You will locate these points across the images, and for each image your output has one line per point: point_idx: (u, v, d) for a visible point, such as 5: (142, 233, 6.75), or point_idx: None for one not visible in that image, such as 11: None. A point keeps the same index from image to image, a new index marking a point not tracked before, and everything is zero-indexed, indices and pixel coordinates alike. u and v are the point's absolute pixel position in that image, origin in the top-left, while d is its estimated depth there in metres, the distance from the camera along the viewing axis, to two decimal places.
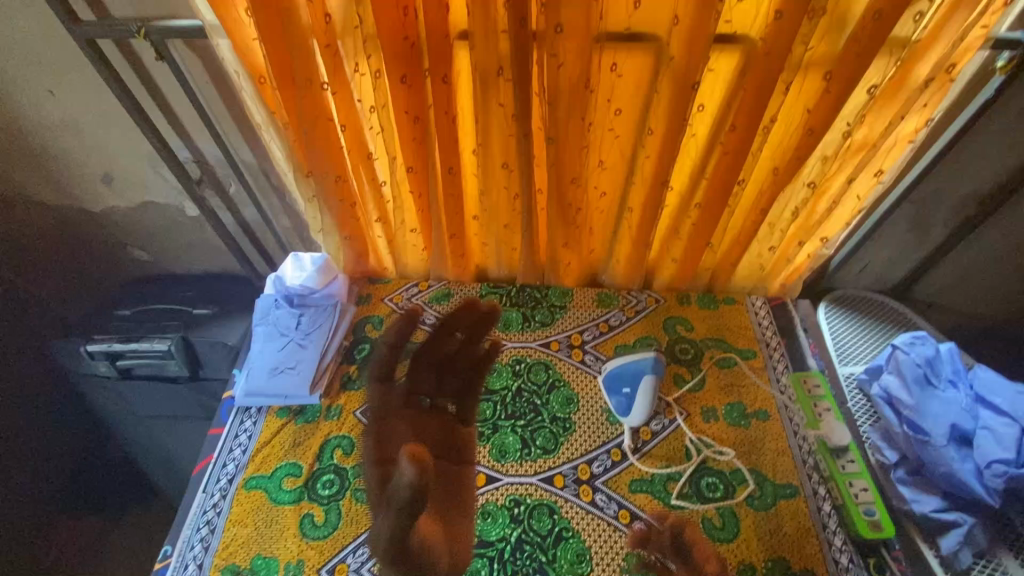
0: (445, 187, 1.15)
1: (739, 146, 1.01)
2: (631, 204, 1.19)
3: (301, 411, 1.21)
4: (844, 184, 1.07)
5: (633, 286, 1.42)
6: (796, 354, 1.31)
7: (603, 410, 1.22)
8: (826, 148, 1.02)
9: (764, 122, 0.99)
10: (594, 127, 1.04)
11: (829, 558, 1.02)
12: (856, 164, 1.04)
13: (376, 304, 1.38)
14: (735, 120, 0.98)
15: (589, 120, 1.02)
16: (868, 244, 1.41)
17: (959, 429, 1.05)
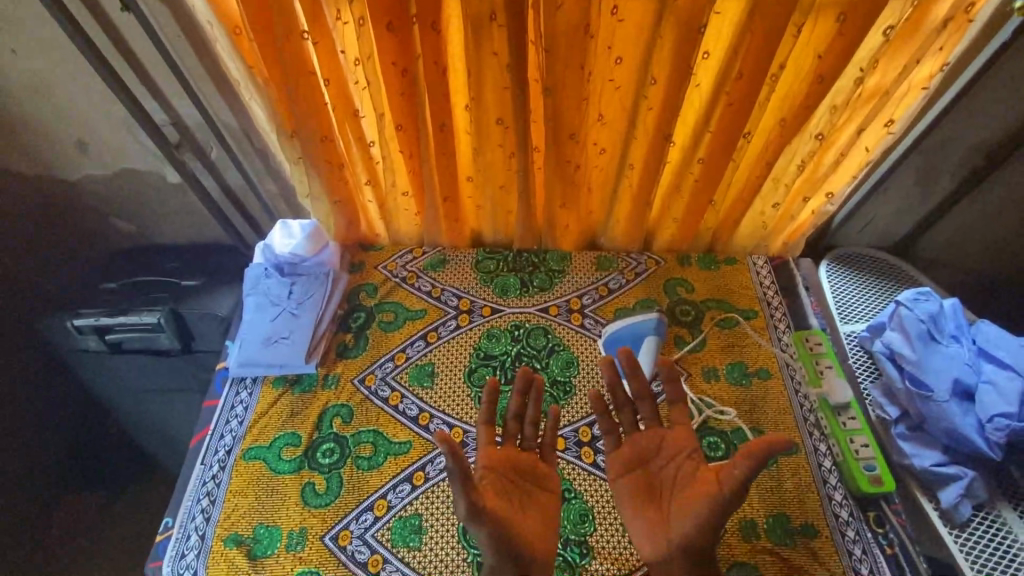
0: (437, 146, 1.10)
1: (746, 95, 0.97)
2: (631, 160, 1.15)
3: (297, 380, 1.19)
4: (853, 135, 1.03)
5: (633, 248, 1.39)
6: (797, 313, 1.30)
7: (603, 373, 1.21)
8: (837, 96, 0.97)
9: (772, 69, 0.94)
10: (594, 77, 0.98)
11: (829, 512, 1.03)
12: (866, 113, 1.00)
13: (369, 272, 1.35)
14: (742, 67, 0.93)
15: (588, 70, 0.96)
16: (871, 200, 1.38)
17: (962, 383, 1.05)
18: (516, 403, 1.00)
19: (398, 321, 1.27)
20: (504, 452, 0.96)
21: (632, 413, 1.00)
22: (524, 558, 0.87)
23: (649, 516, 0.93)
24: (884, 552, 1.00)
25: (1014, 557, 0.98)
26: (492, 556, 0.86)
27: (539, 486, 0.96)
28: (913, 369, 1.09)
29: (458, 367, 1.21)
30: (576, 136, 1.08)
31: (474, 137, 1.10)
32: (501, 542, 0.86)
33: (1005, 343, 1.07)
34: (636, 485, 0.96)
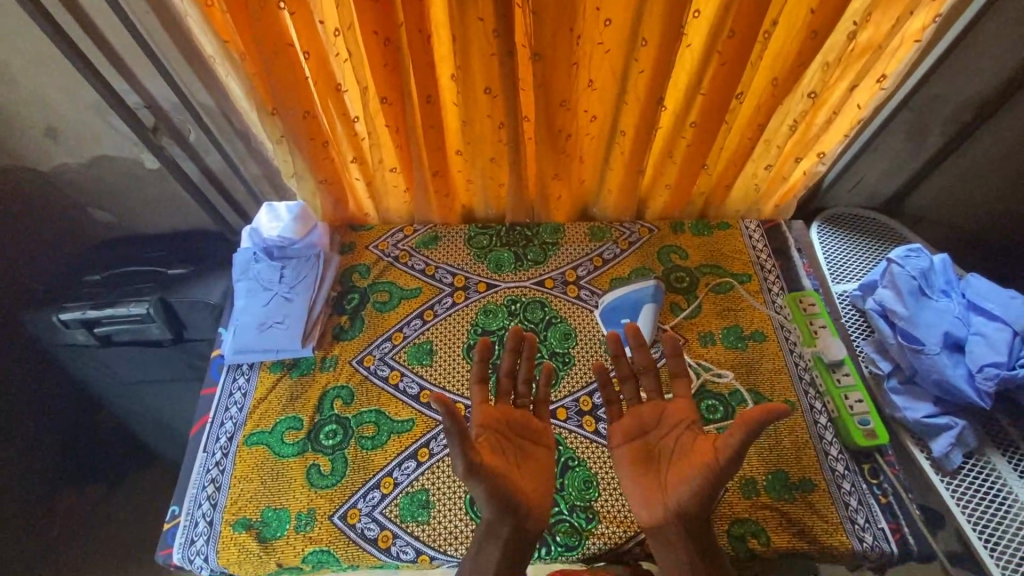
0: (424, 118, 1.07)
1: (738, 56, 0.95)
2: (623, 126, 1.13)
3: (295, 364, 1.18)
4: (845, 93, 1.02)
5: (625, 217, 1.39)
6: (790, 274, 1.31)
7: (601, 342, 1.22)
8: (830, 53, 0.96)
9: (765, 26, 0.92)
10: (584, 41, 0.96)
11: (826, 466, 1.06)
12: (858, 69, 0.99)
13: (361, 253, 1.33)
14: (734, 26, 0.91)
15: (577, 33, 0.93)
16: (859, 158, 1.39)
17: (952, 336, 1.08)
18: (509, 361, 1.00)
19: (393, 301, 1.26)
20: (499, 410, 0.97)
21: (634, 384, 1.01)
22: (521, 512, 0.88)
23: (646, 485, 0.93)
24: (879, 501, 1.03)
25: (1002, 499, 1.02)
26: (490, 510, 0.87)
27: (534, 440, 0.98)
28: (904, 324, 1.11)
29: (456, 343, 1.21)
30: (567, 104, 1.06)
31: (462, 108, 1.07)
32: (499, 497, 0.86)
33: (993, 296, 1.10)
34: (635, 454, 0.97)
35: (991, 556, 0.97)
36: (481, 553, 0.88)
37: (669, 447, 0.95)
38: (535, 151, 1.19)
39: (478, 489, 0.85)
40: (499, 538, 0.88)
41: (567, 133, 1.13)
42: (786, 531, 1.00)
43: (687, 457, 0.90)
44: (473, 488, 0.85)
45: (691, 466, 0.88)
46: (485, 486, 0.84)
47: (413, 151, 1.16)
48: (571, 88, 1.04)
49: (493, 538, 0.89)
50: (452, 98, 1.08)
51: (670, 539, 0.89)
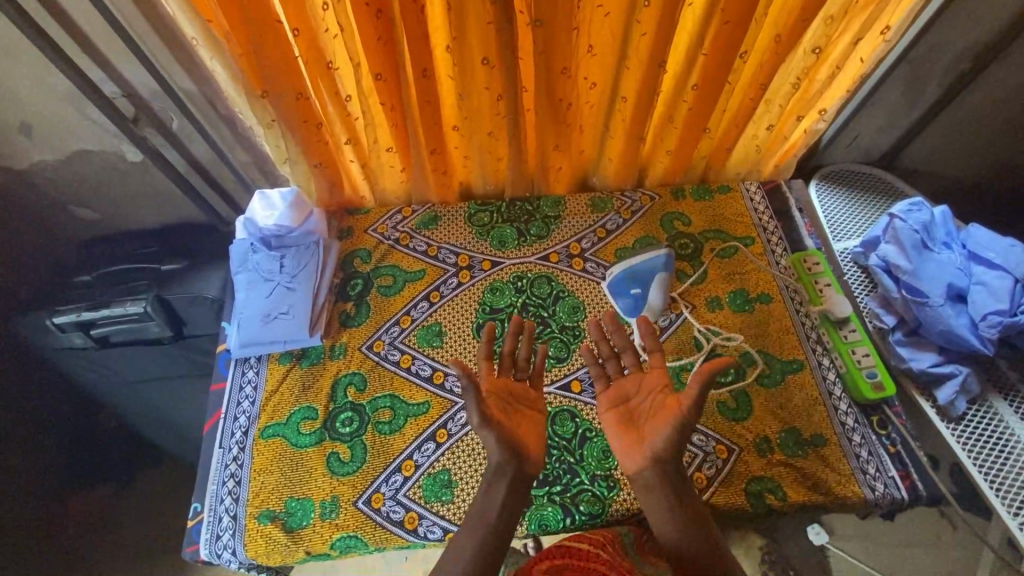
0: (420, 94, 1.03)
1: (743, 13, 0.92)
2: (623, 92, 1.11)
3: (304, 354, 1.16)
4: (848, 47, 1.01)
5: (626, 186, 1.38)
6: (792, 234, 1.32)
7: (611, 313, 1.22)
8: (834, 4, 0.93)
9: None
10: (585, 4, 0.92)
11: (836, 421, 1.08)
12: (862, 22, 0.97)
13: (360, 237, 1.30)
14: None
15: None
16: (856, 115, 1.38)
17: (955, 286, 1.09)
18: (512, 330, 1.03)
19: (398, 284, 1.24)
20: (502, 382, 0.98)
21: (616, 363, 1.03)
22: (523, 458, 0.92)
23: (627, 441, 0.94)
24: (889, 451, 1.06)
25: (1006, 441, 1.05)
26: (499, 456, 0.90)
27: (534, 405, 0.99)
28: (908, 278, 1.12)
29: (466, 323, 1.20)
30: (566, 71, 1.03)
31: (459, 81, 1.03)
32: (507, 442, 0.91)
33: (993, 245, 1.11)
34: (618, 419, 0.97)
35: (999, 496, 1.01)
36: (489, 494, 0.89)
37: (648, 405, 0.95)
38: (534, 120, 1.17)
39: (489, 436, 0.90)
40: (505, 476, 0.90)
41: (567, 102, 1.10)
42: (801, 486, 1.02)
43: (660, 407, 0.93)
44: (485, 436, 0.90)
45: (667, 413, 0.91)
46: (495, 434, 0.90)
47: (409, 129, 1.12)
48: (571, 55, 1.01)
49: (501, 480, 0.90)
50: (448, 72, 1.04)
51: (649, 484, 0.91)
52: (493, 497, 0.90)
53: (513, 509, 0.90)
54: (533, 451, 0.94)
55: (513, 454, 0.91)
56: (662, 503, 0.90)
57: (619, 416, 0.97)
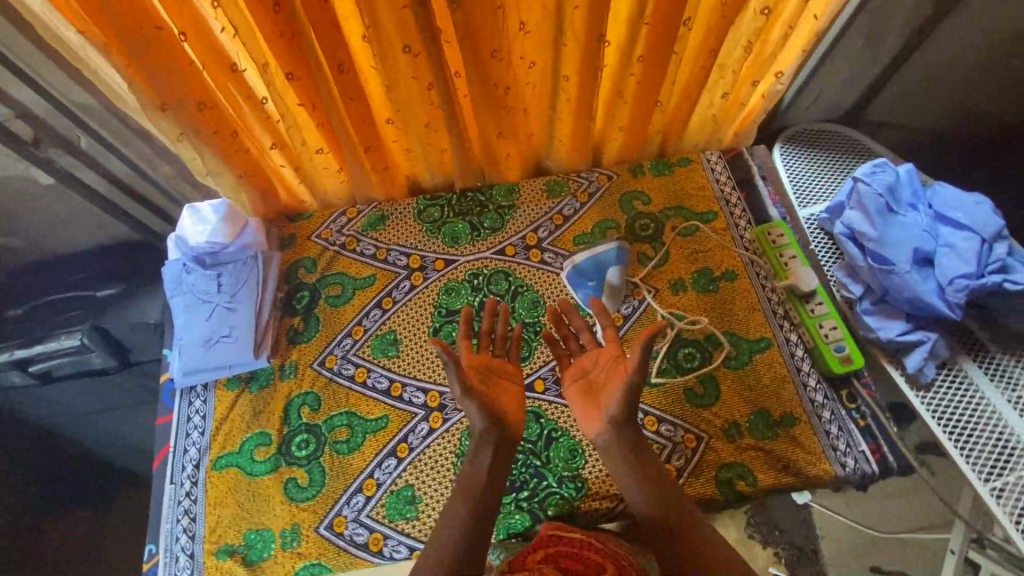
0: (341, 90, 0.95)
1: None
2: (564, 70, 1.03)
3: (252, 377, 1.11)
4: (800, 3, 0.93)
5: (581, 166, 1.31)
6: (755, 204, 1.26)
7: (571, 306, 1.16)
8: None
9: None
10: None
11: (805, 398, 1.06)
12: None
13: (303, 245, 1.23)
14: None
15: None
16: (817, 71, 1.31)
17: (922, 249, 1.05)
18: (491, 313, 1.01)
19: (347, 293, 1.18)
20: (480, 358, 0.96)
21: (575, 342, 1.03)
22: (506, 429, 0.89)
23: (586, 410, 0.95)
24: (858, 425, 1.04)
25: (980, 408, 1.03)
26: (480, 425, 0.87)
27: (514, 379, 0.97)
28: (873, 245, 1.07)
29: (421, 329, 1.14)
30: (498, 55, 0.94)
31: (382, 72, 0.94)
32: (489, 410, 0.88)
33: (959, 204, 1.07)
34: (578, 391, 0.97)
35: (967, 461, 0.99)
36: (476, 462, 0.87)
37: (603, 374, 0.96)
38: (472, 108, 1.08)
39: (470, 407, 0.86)
40: (489, 443, 0.87)
41: (504, 87, 1.02)
42: (771, 470, 1.00)
43: (615, 372, 0.94)
44: (467, 407, 0.86)
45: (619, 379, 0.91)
46: (478, 404, 0.86)
47: (336, 128, 1.03)
48: (500, 36, 0.92)
49: (486, 447, 0.88)
50: (368, 64, 0.95)
51: (606, 447, 0.92)
52: (478, 465, 0.87)
53: (501, 472, 0.87)
54: (514, 419, 0.91)
55: (495, 423, 0.88)
56: (627, 468, 0.90)
57: (578, 389, 0.97)
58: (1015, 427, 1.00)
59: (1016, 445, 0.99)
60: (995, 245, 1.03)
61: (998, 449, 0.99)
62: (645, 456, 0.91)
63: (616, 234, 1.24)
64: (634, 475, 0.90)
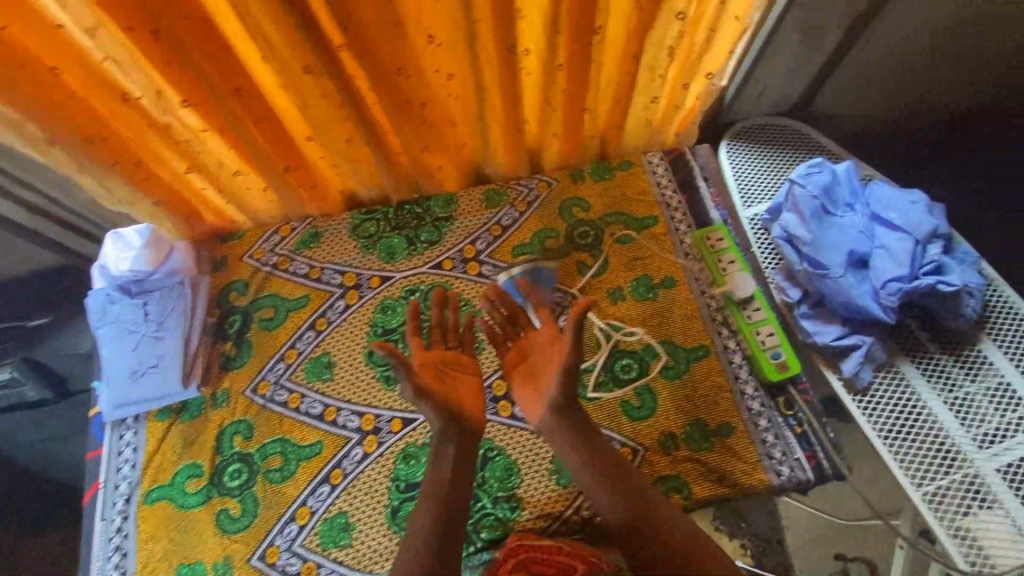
0: (247, 114, 0.92)
1: None
2: (482, 82, 0.99)
3: (184, 407, 1.09)
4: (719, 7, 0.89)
5: (521, 174, 1.28)
6: (697, 207, 1.23)
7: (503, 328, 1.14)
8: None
9: None
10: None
11: (742, 407, 1.05)
12: None
13: (235, 267, 1.20)
14: None
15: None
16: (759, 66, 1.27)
17: (857, 251, 1.03)
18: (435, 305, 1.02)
19: (280, 315, 1.15)
20: (432, 353, 0.97)
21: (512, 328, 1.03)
22: (465, 422, 0.91)
23: (527, 394, 0.97)
24: (795, 433, 1.03)
25: (916, 410, 1.02)
26: (437, 423, 0.89)
27: (470, 370, 0.98)
28: (808, 249, 1.04)
29: (356, 350, 1.12)
30: (401, 71, 0.91)
31: (287, 94, 0.91)
32: (445, 408, 0.90)
33: (894, 204, 1.05)
34: (521, 377, 0.99)
35: (902, 466, 0.98)
36: (438, 461, 0.88)
37: (543, 356, 0.98)
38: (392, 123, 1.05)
39: (425, 405, 0.88)
40: (450, 438, 0.88)
41: (419, 102, 0.99)
42: (706, 481, 1.00)
43: (552, 354, 0.97)
44: (422, 409, 0.89)
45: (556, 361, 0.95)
46: (432, 402, 0.88)
47: (250, 150, 1.00)
48: (406, 52, 0.88)
49: (448, 445, 0.89)
50: (273, 86, 0.91)
51: (553, 430, 0.92)
52: (442, 463, 0.88)
53: (466, 467, 0.89)
54: (472, 410, 0.93)
55: (453, 420, 0.90)
56: (576, 456, 0.89)
57: (520, 376, 0.99)
58: (949, 428, 1.00)
59: (949, 446, 0.99)
60: (928, 247, 1.01)
61: (932, 452, 0.98)
62: (595, 446, 0.90)
63: (555, 244, 1.21)
64: (584, 468, 0.88)
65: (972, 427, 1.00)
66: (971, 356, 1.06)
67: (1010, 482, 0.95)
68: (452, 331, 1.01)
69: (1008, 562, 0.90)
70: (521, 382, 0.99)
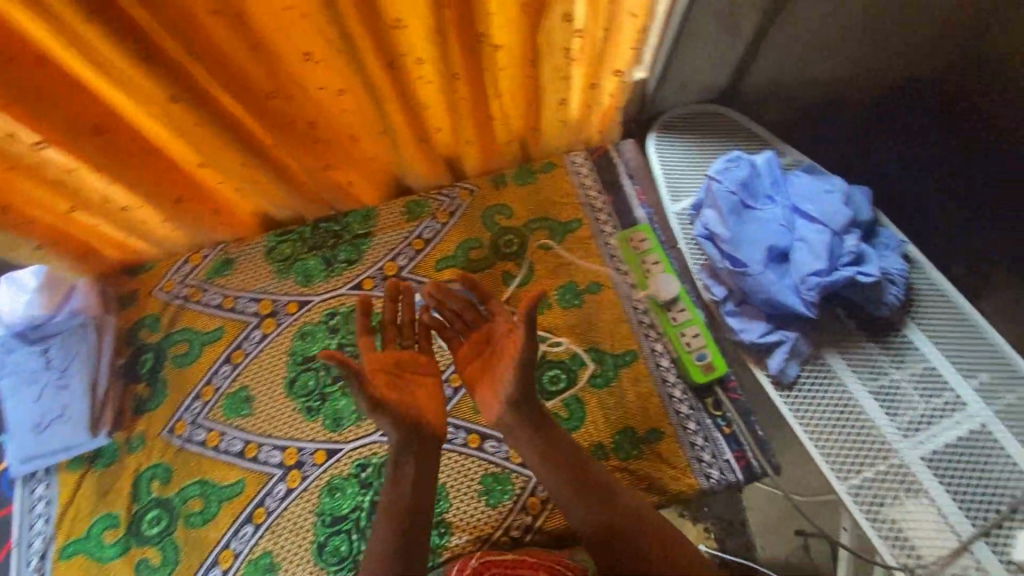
0: (117, 148, 0.85)
1: None
2: (376, 96, 0.94)
3: (97, 455, 1.05)
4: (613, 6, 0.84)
5: (441, 183, 1.23)
6: (623, 206, 1.20)
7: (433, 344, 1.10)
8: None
9: None
10: (250, 18, 0.74)
11: (671, 410, 1.03)
12: None
13: (145, 301, 1.15)
14: None
15: (229, 5, 0.71)
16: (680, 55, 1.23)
17: (777, 246, 1.01)
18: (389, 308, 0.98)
19: (195, 350, 1.11)
20: (386, 355, 0.94)
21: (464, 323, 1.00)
22: (423, 430, 0.88)
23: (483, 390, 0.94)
24: (724, 433, 1.02)
25: (843, 402, 1.01)
26: (397, 436, 0.86)
27: (428, 372, 0.95)
28: (727, 246, 1.02)
29: (275, 382, 1.08)
30: (274, 91, 0.86)
31: (158, 126, 0.84)
32: (402, 419, 0.86)
33: (812, 195, 1.02)
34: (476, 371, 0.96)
35: (829, 461, 0.97)
36: (398, 474, 0.85)
37: (498, 349, 0.94)
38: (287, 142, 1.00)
39: (381, 418, 0.84)
40: (410, 451, 0.85)
41: (306, 120, 0.93)
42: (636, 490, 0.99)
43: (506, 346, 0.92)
44: (380, 420, 0.85)
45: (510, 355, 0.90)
46: (388, 414, 0.85)
47: (133, 185, 0.93)
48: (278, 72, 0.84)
49: (409, 457, 0.86)
50: (143, 118, 0.84)
51: (511, 429, 0.90)
52: (403, 475, 0.85)
53: (428, 479, 0.86)
54: (432, 416, 0.90)
55: (413, 430, 0.87)
56: (537, 457, 0.88)
57: (476, 371, 0.95)
58: (875, 418, 0.99)
59: (875, 436, 0.98)
60: (845, 237, 1.00)
61: (859, 444, 0.98)
62: (557, 449, 0.88)
63: (480, 254, 1.16)
64: (548, 471, 0.87)
65: (897, 416, 0.99)
66: (899, 342, 1.04)
67: (934, 469, 0.95)
68: (409, 326, 0.99)
69: (933, 552, 0.90)
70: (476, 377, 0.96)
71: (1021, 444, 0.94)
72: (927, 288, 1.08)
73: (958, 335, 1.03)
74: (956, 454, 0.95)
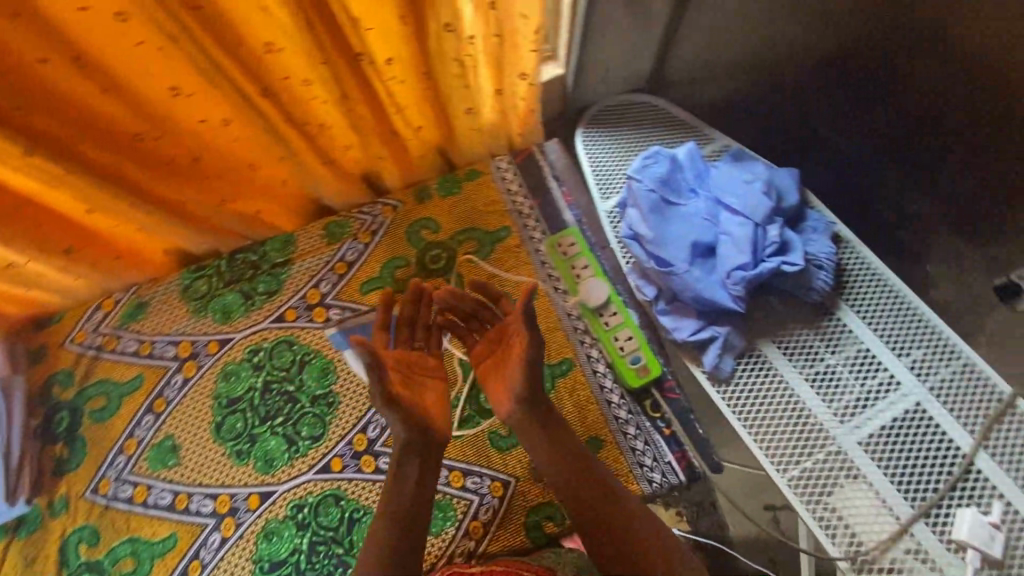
0: None
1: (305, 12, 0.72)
2: (265, 125, 0.88)
3: (19, 523, 1.00)
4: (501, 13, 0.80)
5: (362, 200, 1.17)
6: (550, 209, 1.17)
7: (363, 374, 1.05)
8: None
9: None
10: (90, 59, 0.68)
11: (610, 417, 1.01)
12: None
13: (57, 355, 1.09)
14: None
15: (64, 48, 0.65)
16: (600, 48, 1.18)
17: (702, 242, 0.99)
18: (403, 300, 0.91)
19: (113, 403, 1.06)
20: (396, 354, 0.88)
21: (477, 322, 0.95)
22: (429, 433, 0.83)
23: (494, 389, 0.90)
24: (664, 435, 1.01)
25: (779, 394, 0.99)
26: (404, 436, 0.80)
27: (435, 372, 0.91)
28: (650, 247, 1.00)
29: (201, 427, 1.04)
30: (143, 132, 0.81)
31: (22, 179, 0.78)
32: (412, 419, 0.81)
33: (733, 187, 1.00)
34: (489, 369, 0.92)
35: (768, 455, 0.96)
36: (400, 476, 0.81)
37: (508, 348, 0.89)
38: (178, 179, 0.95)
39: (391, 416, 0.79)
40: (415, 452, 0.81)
41: (190, 156, 0.88)
42: None
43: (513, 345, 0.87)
44: (390, 418, 0.80)
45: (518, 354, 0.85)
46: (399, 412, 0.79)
47: (11, 241, 0.87)
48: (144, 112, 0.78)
49: (412, 458, 0.82)
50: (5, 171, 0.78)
51: (523, 426, 0.85)
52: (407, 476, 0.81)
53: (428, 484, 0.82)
54: (438, 415, 0.87)
55: (421, 431, 0.82)
56: (545, 453, 0.84)
57: (489, 368, 0.92)
58: (811, 407, 0.98)
59: (812, 425, 0.97)
60: (769, 228, 0.97)
61: (797, 434, 0.97)
62: (565, 447, 0.84)
63: (406, 273, 1.12)
64: (553, 467, 0.83)
65: (833, 401, 0.98)
66: (832, 326, 1.03)
67: (871, 453, 0.94)
68: (420, 323, 0.94)
69: (872, 537, 0.89)
70: (486, 374, 0.92)
71: (953, 419, 0.94)
72: (858, 267, 1.06)
73: (890, 314, 1.02)
74: (892, 436, 0.94)
